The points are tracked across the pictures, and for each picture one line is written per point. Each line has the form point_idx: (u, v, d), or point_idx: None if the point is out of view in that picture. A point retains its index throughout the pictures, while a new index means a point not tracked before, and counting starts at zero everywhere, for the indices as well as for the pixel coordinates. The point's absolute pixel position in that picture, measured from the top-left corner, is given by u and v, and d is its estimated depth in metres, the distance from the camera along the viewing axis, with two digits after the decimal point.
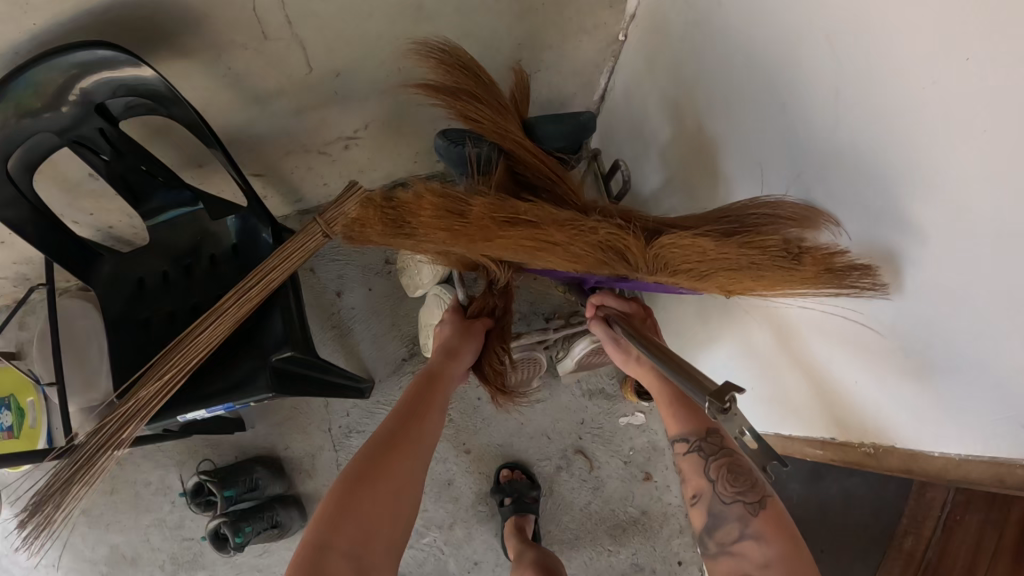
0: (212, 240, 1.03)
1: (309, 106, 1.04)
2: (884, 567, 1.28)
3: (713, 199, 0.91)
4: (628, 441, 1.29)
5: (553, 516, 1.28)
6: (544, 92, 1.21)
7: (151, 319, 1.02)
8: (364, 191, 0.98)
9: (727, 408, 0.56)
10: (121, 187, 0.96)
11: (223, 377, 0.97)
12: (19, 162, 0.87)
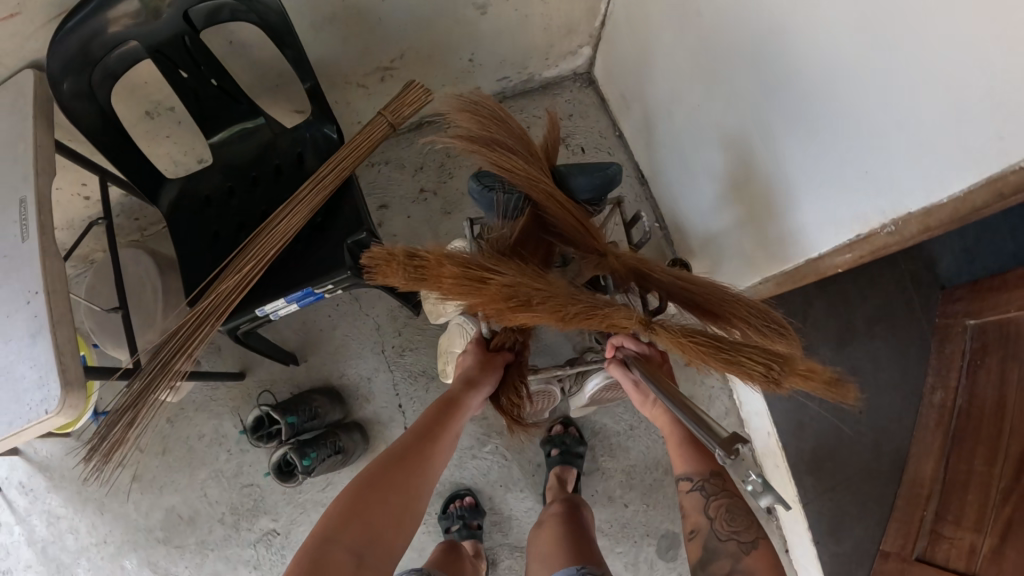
0: (277, 152, 1.11)
1: (355, 34, 1.14)
2: (920, 424, 1.35)
3: (724, 101, 1.03)
4: None
5: (607, 410, 1.36)
6: (555, 19, 1.28)
7: (220, 232, 1.08)
8: (422, 87, 1.07)
9: (735, 458, 0.55)
10: (193, 101, 1.04)
11: (302, 265, 1.03)
12: (106, 69, 0.96)
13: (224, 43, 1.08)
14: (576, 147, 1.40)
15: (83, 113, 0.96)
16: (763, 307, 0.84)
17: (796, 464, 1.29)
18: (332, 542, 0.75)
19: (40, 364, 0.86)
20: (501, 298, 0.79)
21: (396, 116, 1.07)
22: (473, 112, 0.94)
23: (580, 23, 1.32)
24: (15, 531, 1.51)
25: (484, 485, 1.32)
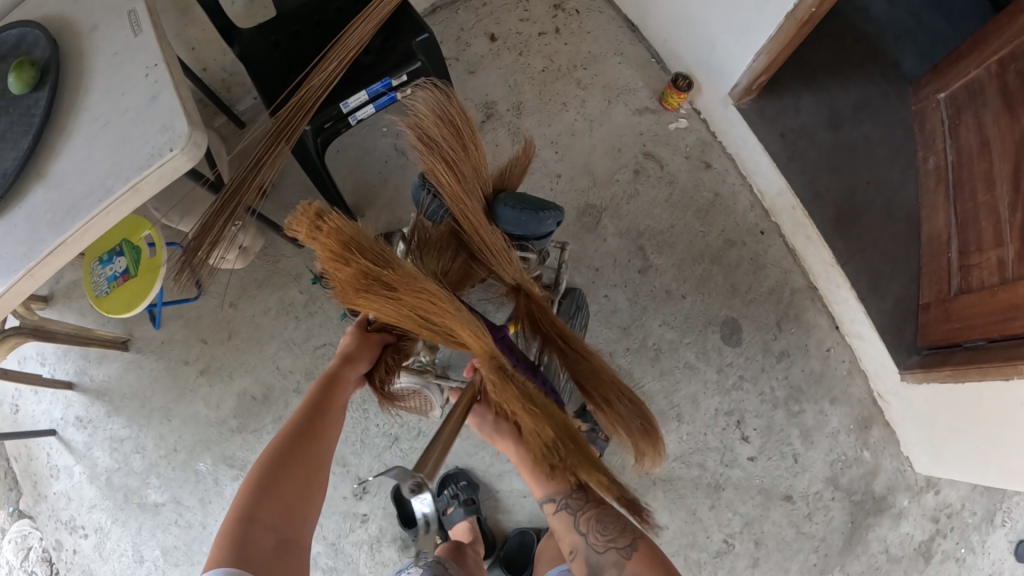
0: None
1: None
2: (921, 188, 1.49)
3: None
4: (683, 141, 1.49)
5: (647, 212, 1.43)
6: None
7: (293, 64, 1.19)
8: None
9: (416, 489, 0.64)
10: None
11: (375, 70, 1.16)
12: None
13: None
14: (572, 9, 1.54)
15: None
16: (640, 406, 0.91)
17: (828, 231, 1.42)
18: (255, 522, 0.73)
19: (164, 115, 0.97)
20: (381, 296, 0.80)
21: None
22: (441, 117, 0.92)
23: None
24: (75, 471, 1.42)
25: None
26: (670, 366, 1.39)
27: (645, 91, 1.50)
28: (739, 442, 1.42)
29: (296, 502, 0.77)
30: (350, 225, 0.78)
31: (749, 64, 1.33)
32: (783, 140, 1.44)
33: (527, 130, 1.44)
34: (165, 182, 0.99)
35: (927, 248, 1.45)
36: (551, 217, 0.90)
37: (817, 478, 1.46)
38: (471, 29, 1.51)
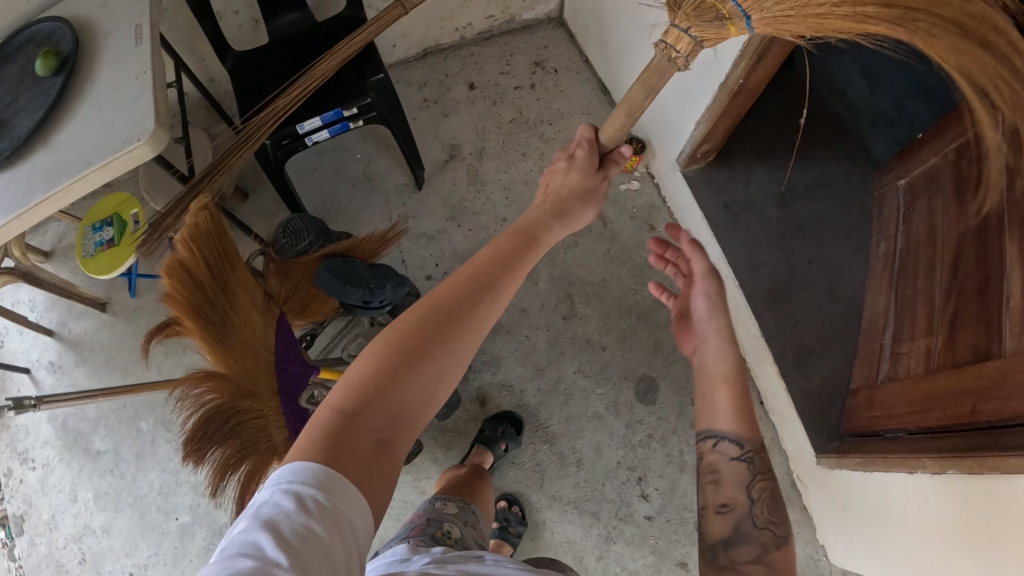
0: (317, 32, 1.41)
1: None
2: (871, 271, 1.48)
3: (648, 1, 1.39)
4: (632, 201, 1.57)
5: (584, 262, 1.51)
6: None
7: (267, 87, 1.38)
8: None
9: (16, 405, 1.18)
10: None
11: (331, 99, 1.33)
12: None
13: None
14: (551, 68, 1.72)
15: None
16: None
17: (758, 303, 1.44)
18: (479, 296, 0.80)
19: (139, 110, 1.15)
20: (184, 296, 0.89)
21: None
22: None
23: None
24: (38, 408, 1.62)
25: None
26: (578, 413, 1.44)
27: (604, 153, 1.62)
28: (640, 503, 1.40)
29: (469, 310, 0.78)
30: (212, 225, 0.92)
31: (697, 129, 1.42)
32: (725, 210, 1.50)
33: (483, 172, 1.59)
34: (132, 163, 1.15)
35: (863, 335, 1.45)
36: (353, 295, 0.95)
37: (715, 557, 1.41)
38: (454, 76, 1.71)
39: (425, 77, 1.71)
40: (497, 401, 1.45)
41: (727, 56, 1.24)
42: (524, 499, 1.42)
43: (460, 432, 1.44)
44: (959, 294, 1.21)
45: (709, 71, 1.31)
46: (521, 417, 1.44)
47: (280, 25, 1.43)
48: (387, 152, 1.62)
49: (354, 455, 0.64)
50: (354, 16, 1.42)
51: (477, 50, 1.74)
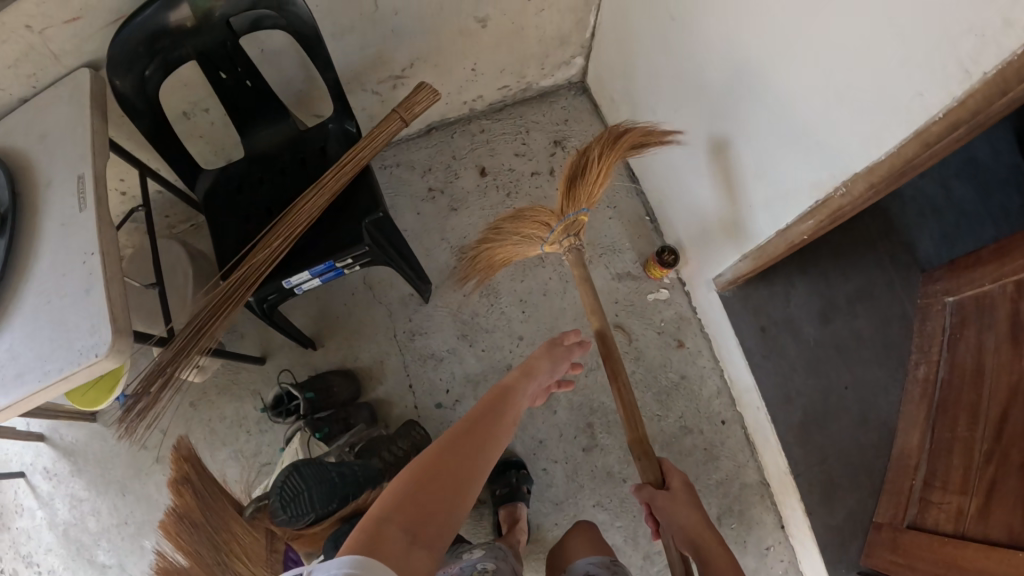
0: (303, 145, 1.24)
1: (373, 44, 1.32)
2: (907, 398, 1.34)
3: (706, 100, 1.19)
4: (659, 314, 1.45)
5: (605, 386, 1.42)
6: (548, 31, 1.45)
7: (249, 218, 1.20)
8: (432, 89, 1.21)
9: None
10: (231, 100, 1.18)
11: (322, 243, 1.15)
12: (157, 70, 1.09)
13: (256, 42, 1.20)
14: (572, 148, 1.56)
15: (133, 101, 1.10)
16: None
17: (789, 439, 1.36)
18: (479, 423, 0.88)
19: (93, 312, 0.96)
20: None
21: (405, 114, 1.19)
22: None
23: (571, 35, 1.49)
24: (37, 514, 1.52)
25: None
26: None
27: (630, 255, 1.48)
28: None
29: (480, 441, 0.84)
30: None
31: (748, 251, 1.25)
32: (761, 334, 1.38)
33: (497, 282, 1.45)
34: (98, 374, 0.97)
35: (894, 467, 1.30)
36: None
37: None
38: (462, 158, 1.54)
39: (428, 161, 1.53)
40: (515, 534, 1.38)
41: (799, 201, 1.07)
42: None
43: None
44: (1000, 460, 1.05)
45: (774, 202, 1.13)
46: (539, 553, 1.38)
47: (262, 134, 1.24)
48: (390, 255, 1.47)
49: (393, 545, 0.67)
50: (338, 132, 1.23)
51: (487, 123, 1.57)
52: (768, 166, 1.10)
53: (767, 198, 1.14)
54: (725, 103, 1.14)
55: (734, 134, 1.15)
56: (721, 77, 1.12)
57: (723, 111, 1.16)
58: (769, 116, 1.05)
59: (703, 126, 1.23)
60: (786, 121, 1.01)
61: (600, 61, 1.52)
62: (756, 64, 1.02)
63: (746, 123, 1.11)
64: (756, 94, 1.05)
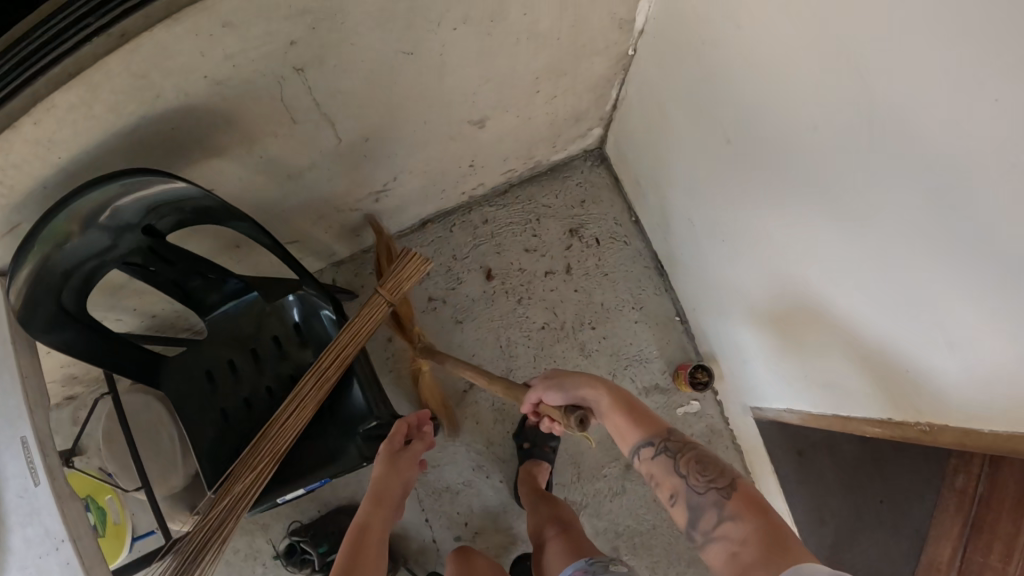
0: (272, 320, 1.07)
1: (344, 169, 1.12)
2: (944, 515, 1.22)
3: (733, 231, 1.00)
4: (688, 429, 1.33)
5: (633, 509, 1.31)
6: (563, 111, 1.23)
7: (227, 411, 1.05)
8: (417, 257, 1.04)
9: None
10: (176, 292, 1.02)
11: (312, 454, 1.04)
12: (74, 292, 0.92)
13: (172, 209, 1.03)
14: (590, 238, 1.34)
15: (61, 332, 0.93)
16: None
17: None
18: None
19: None
20: None
21: (392, 292, 1.03)
22: None
23: (590, 110, 1.25)
24: None
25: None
26: None
27: (657, 365, 1.32)
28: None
29: None
30: None
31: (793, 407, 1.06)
32: (799, 458, 1.27)
33: (512, 406, 1.29)
34: None
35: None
36: None
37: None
38: (465, 258, 1.33)
39: (424, 265, 1.32)
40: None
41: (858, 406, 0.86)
42: None
43: None
44: None
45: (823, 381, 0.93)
46: None
47: (223, 312, 1.07)
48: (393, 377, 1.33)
49: None
50: (309, 305, 1.06)
51: (490, 211, 1.34)
52: (855, 381, 0.85)
53: (813, 373, 0.96)
54: (799, 284, 0.87)
55: (807, 321, 0.89)
56: (796, 258, 0.85)
57: (796, 291, 0.89)
58: (859, 336, 0.79)
59: (766, 285, 0.97)
60: (880, 354, 0.76)
61: (619, 139, 1.28)
62: (849, 276, 0.75)
63: (825, 322, 0.86)
64: (843, 306, 0.79)
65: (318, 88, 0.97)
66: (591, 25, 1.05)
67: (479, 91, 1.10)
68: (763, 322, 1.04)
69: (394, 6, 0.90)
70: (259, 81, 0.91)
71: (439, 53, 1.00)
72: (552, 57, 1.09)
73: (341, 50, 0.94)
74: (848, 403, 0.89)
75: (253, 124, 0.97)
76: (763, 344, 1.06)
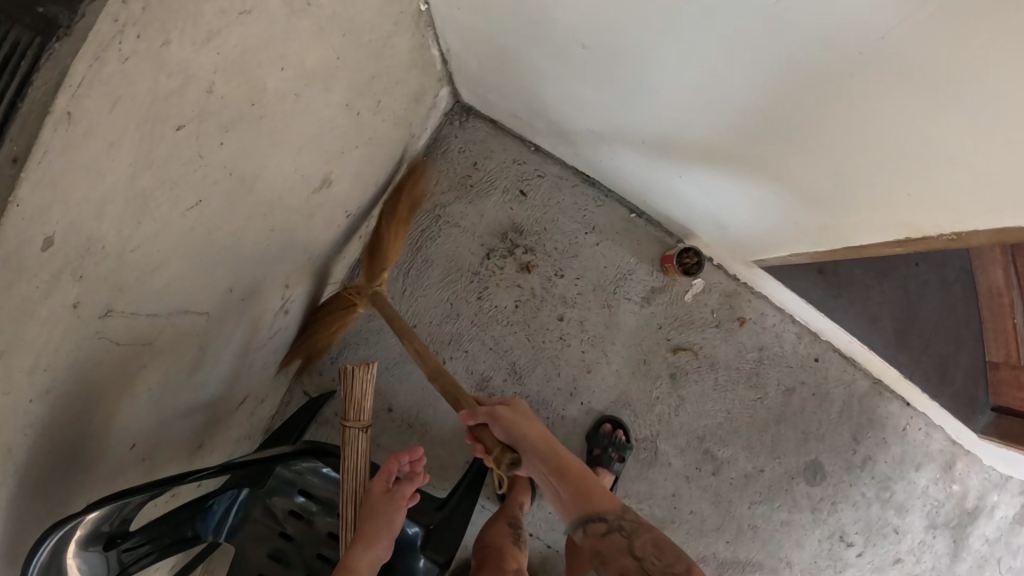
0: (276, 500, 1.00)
1: (233, 327, 0.99)
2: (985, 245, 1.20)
3: (656, 112, 0.89)
4: (706, 307, 1.23)
5: (701, 411, 1.25)
6: (399, 99, 1.05)
7: None
8: (359, 371, 0.86)
9: None
10: (183, 542, 0.90)
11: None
12: None
13: (100, 492, 0.89)
14: (504, 193, 1.21)
15: None
16: None
17: (885, 352, 1.25)
18: None
19: None
20: None
21: (358, 416, 0.87)
22: None
23: (423, 81, 1.09)
24: None
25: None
26: (770, 534, 1.31)
27: (643, 270, 1.21)
28: (898, 537, 1.38)
29: None
30: None
31: (794, 240, 1.02)
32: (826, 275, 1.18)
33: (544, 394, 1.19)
34: None
35: (988, 303, 1.25)
36: None
37: (941, 552, 1.40)
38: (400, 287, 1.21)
39: (372, 327, 1.25)
40: (714, 569, 1.30)
41: (859, 216, 0.86)
42: None
43: None
44: None
45: (813, 205, 0.90)
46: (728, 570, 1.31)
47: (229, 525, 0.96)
48: (414, 437, 1.23)
49: None
50: (295, 469, 0.98)
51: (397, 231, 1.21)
52: (841, 184, 0.82)
53: (799, 202, 0.92)
54: (741, 126, 0.82)
55: (764, 153, 0.85)
56: (728, 105, 0.79)
57: (738, 133, 0.84)
58: (830, 143, 0.75)
59: (705, 142, 0.90)
60: (878, 162, 0.73)
61: (473, 87, 1.14)
62: (802, 93, 0.70)
63: (792, 138, 0.79)
64: (805, 123, 0.75)
65: (144, 306, 0.81)
66: (363, 14, 0.86)
67: (297, 163, 0.92)
68: (729, 180, 0.96)
69: (144, 181, 0.69)
70: (78, 342, 0.73)
71: (231, 170, 0.82)
72: (351, 79, 0.91)
73: (122, 263, 0.73)
74: (846, 205, 0.86)
75: (114, 376, 0.82)
76: (729, 197, 1.00)
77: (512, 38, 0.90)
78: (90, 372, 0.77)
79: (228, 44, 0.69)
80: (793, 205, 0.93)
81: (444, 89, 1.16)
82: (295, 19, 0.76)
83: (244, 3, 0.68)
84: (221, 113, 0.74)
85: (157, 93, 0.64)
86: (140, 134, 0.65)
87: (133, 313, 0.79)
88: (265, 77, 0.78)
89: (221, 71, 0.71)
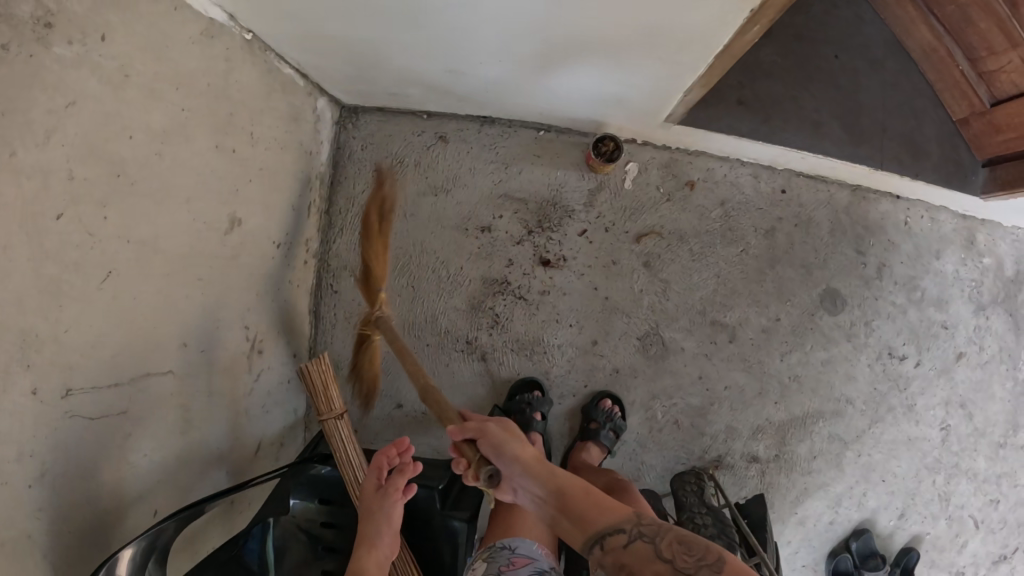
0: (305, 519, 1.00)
1: (211, 381, 1.03)
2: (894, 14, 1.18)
3: (475, 17, 0.89)
4: (651, 187, 1.21)
5: (690, 285, 1.22)
6: (268, 121, 1.10)
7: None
8: (314, 363, 0.91)
9: None
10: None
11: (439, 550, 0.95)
12: None
13: None
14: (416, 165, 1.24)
15: None
16: None
17: (849, 153, 1.19)
18: None
19: None
20: None
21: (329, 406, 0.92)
22: None
23: (289, 99, 1.14)
24: None
25: (688, 445, 1.22)
26: (817, 379, 1.26)
27: (573, 179, 1.21)
28: (950, 333, 1.31)
29: None
30: None
31: (682, 74, 0.98)
32: (745, 105, 1.14)
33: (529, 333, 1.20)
34: None
35: (929, 65, 1.19)
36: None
37: (1003, 331, 1.33)
38: None
39: None
40: (775, 435, 1.25)
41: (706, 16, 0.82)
42: (866, 464, 1.28)
43: (779, 501, 1.26)
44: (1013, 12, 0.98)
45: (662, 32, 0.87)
46: (792, 428, 1.25)
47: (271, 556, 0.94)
48: (433, 422, 1.24)
49: None
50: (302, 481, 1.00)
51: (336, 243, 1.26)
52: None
53: (652, 36, 0.89)
54: None
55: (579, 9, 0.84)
56: None
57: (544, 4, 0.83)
58: None
59: (533, 27, 0.89)
60: None
61: (344, 86, 1.20)
62: None
63: None
64: None
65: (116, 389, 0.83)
66: (189, 62, 0.91)
67: (193, 211, 0.95)
68: (586, 49, 0.94)
69: (50, 268, 0.72)
70: (49, 429, 0.73)
71: (127, 237, 0.83)
72: (212, 121, 0.97)
73: (62, 346, 0.74)
74: (690, 13, 0.82)
75: (104, 456, 0.82)
76: (601, 66, 0.98)
77: (339, 23, 0.97)
78: (84, 459, 0.78)
79: (69, 136, 0.72)
80: (650, 43, 0.90)
81: (319, 98, 1.22)
82: (122, 92, 0.80)
83: (66, 97, 0.71)
84: (100, 194, 0.78)
85: (24, 198, 0.67)
86: (26, 235, 0.68)
87: (93, 386, 0.79)
88: (119, 148, 0.80)
89: (74, 157, 0.73)
